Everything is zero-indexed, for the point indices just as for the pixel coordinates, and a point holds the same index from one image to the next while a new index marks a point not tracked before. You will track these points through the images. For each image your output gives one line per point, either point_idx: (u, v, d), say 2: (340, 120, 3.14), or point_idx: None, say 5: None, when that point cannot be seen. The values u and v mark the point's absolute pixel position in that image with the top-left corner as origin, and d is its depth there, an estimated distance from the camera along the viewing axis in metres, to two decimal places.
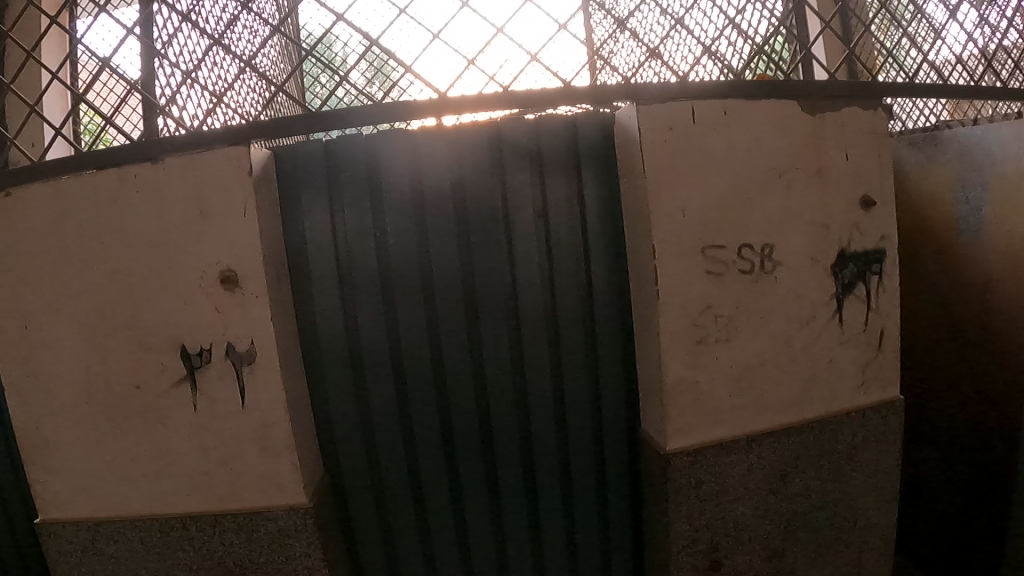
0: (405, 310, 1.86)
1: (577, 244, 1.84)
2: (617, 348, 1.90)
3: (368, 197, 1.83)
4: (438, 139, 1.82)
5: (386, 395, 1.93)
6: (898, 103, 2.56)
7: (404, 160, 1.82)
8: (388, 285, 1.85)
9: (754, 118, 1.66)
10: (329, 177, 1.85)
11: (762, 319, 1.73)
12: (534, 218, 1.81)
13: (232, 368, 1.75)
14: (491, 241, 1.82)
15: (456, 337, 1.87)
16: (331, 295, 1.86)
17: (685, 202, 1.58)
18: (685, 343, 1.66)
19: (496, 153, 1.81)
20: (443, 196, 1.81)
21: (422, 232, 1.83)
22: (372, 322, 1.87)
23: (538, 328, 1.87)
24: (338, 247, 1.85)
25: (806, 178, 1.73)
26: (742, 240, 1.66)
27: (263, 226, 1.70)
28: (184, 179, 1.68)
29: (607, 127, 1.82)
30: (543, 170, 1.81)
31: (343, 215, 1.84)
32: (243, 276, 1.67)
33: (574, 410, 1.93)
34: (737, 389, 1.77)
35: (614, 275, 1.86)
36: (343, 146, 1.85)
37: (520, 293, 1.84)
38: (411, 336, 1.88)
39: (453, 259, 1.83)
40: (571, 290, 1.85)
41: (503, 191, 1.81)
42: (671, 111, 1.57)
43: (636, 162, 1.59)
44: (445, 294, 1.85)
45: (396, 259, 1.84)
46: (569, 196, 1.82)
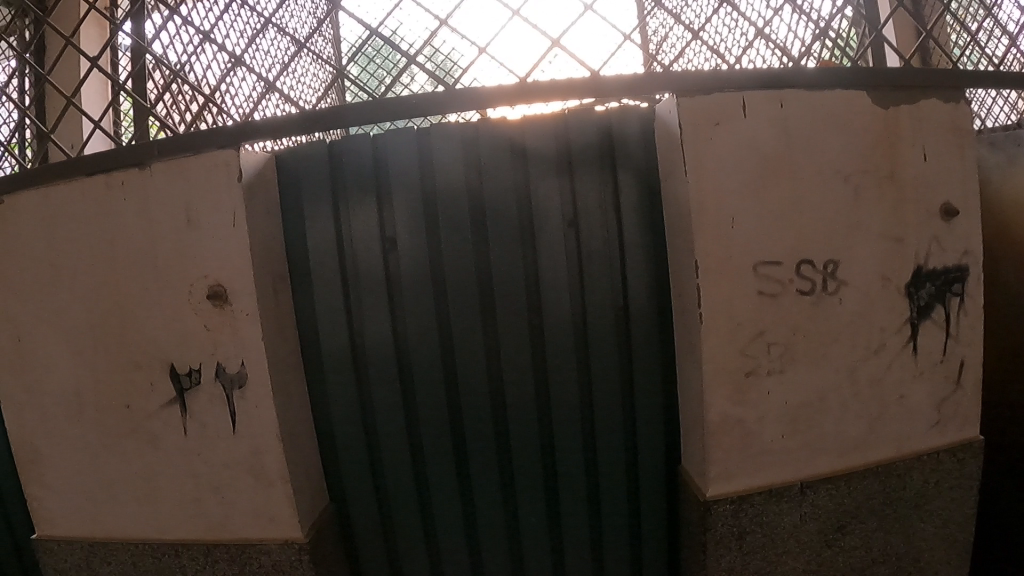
0: (416, 327, 1.67)
1: (609, 255, 1.62)
2: (655, 373, 1.67)
3: (377, 201, 1.65)
4: (454, 137, 1.63)
5: (393, 420, 1.74)
6: (972, 97, 2.25)
7: (417, 161, 1.63)
8: (398, 300, 1.67)
9: (818, 111, 1.41)
10: (334, 180, 1.67)
11: (823, 348, 1.49)
12: (561, 227, 1.60)
13: (222, 391, 1.59)
14: (512, 251, 1.62)
15: (473, 358, 1.68)
16: (333, 310, 1.69)
17: (735, 210, 1.34)
18: (732, 375, 1.42)
19: (520, 152, 1.61)
20: (459, 200, 1.62)
21: (436, 241, 1.64)
22: (380, 340, 1.69)
23: (565, 350, 1.65)
24: (342, 258, 1.67)
25: (878, 184, 1.47)
26: (801, 255, 1.41)
27: (256, 236, 1.54)
28: (175, 184, 1.54)
29: (647, 125, 1.60)
30: (573, 174, 1.60)
31: (348, 222, 1.66)
32: (233, 292, 1.52)
33: (606, 441, 1.71)
34: (791, 429, 1.52)
35: (650, 292, 1.63)
36: (348, 146, 1.67)
37: (545, 311, 1.64)
38: (423, 357, 1.69)
39: (470, 271, 1.63)
40: (601, 308, 1.63)
41: (528, 195, 1.61)
42: (720, 103, 1.34)
43: (677, 166, 1.36)
44: (460, 311, 1.65)
45: (406, 271, 1.65)
46: (602, 201, 1.61)
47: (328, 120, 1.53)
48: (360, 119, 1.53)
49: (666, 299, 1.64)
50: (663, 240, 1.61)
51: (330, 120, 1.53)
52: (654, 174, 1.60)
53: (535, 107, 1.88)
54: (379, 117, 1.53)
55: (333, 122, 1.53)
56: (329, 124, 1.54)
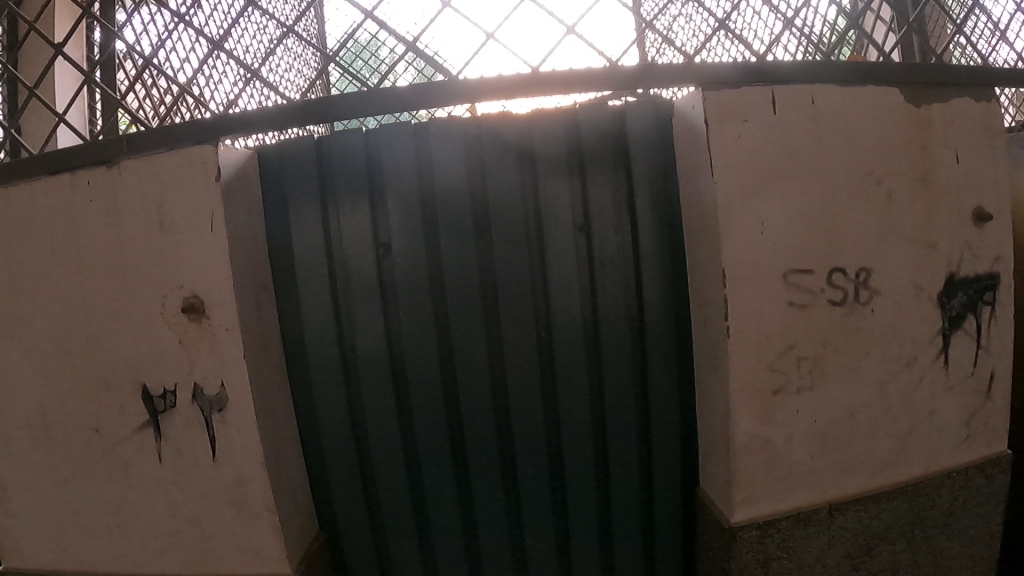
0: (414, 344, 1.51)
1: (624, 261, 1.48)
2: (672, 391, 1.53)
3: (370, 204, 1.47)
4: (456, 136, 1.47)
5: (387, 445, 1.58)
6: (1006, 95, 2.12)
7: (414, 160, 1.47)
8: (393, 313, 1.50)
9: (848, 109, 1.32)
10: (322, 180, 1.49)
11: (854, 363, 1.39)
12: (570, 232, 1.46)
13: (200, 414, 1.44)
14: (519, 260, 1.47)
15: (477, 376, 1.52)
16: (323, 324, 1.51)
17: (765, 214, 1.23)
18: (760, 393, 1.31)
19: (526, 151, 1.47)
20: (461, 203, 1.46)
21: (435, 249, 1.48)
22: (374, 357, 1.52)
23: (577, 366, 1.51)
24: (331, 267, 1.49)
25: (910, 187, 1.38)
26: (833, 263, 1.31)
27: (236, 241, 1.35)
28: (147, 186, 1.39)
29: (662, 120, 1.48)
30: (585, 174, 1.47)
31: (337, 227, 1.49)
32: (210, 305, 1.34)
33: (620, 464, 1.57)
34: (820, 449, 1.42)
35: (669, 302, 1.49)
36: (337, 142, 1.49)
37: (555, 325, 1.49)
38: (421, 376, 1.52)
39: (473, 281, 1.47)
40: (615, 320, 1.50)
41: (535, 198, 1.47)
42: (748, 97, 1.23)
43: (701, 166, 1.24)
44: (462, 325, 1.49)
45: (403, 282, 1.48)
46: (615, 204, 1.47)
47: (314, 114, 1.35)
48: (351, 112, 1.35)
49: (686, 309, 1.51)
50: (681, 244, 1.48)
51: (318, 113, 1.35)
52: (672, 174, 1.48)
53: (542, 100, 1.75)
54: (372, 110, 1.34)
55: (320, 115, 1.35)
56: (315, 118, 1.36)
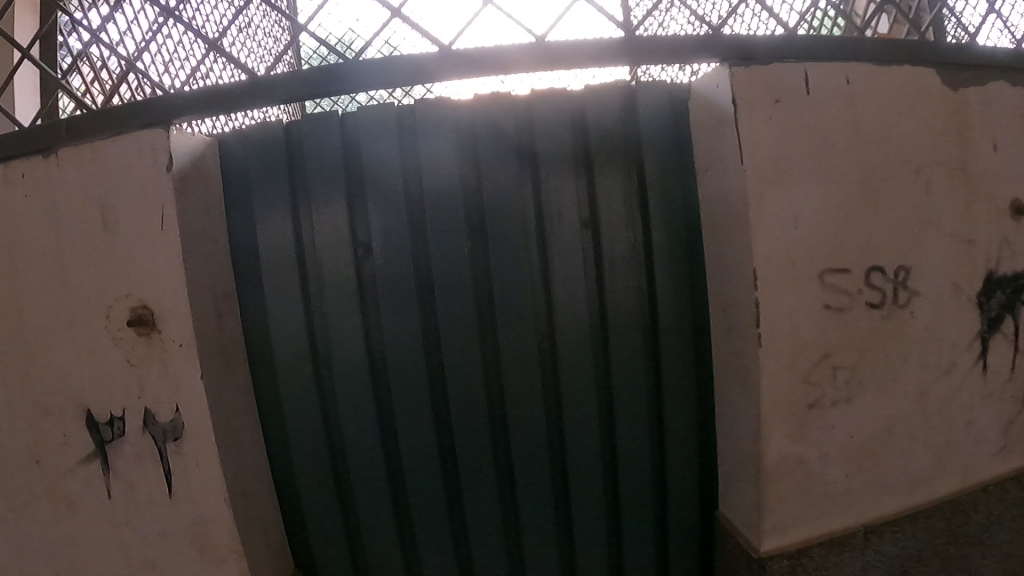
0: (397, 363, 1.25)
1: (635, 263, 1.21)
2: (689, 412, 1.30)
3: (347, 198, 1.22)
4: (442, 115, 1.21)
5: (371, 477, 1.35)
6: None
7: (397, 143, 1.22)
8: (375, 327, 1.26)
9: (883, 92, 1.19)
10: (293, 170, 1.26)
11: (891, 371, 1.25)
12: (573, 230, 1.19)
13: (153, 445, 1.24)
14: (516, 264, 1.21)
15: (473, 398, 1.28)
16: (293, 341, 1.27)
17: (798, 207, 1.08)
18: (792, 408, 1.16)
19: (524, 135, 1.22)
20: (450, 196, 1.20)
21: (422, 250, 1.23)
22: (353, 379, 1.28)
23: (585, 386, 1.26)
24: (303, 273, 1.25)
25: (948, 177, 1.26)
26: (871, 261, 1.17)
27: (193, 243, 1.16)
28: (88, 179, 1.19)
29: (678, 104, 1.23)
30: (590, 158, 1.21)
31: (308, 226, 1.24)
32: (161, 317, 1.15)
33: (633, 496, 1.35)
34: (855, 468, 1.28)
35: (685, 309, 1.24)
36: (307, 126, 1.25)
37: (557, 337, 1.24)
38: (408, 399, 1.28)
39: (465, 288, 1.21)
40: (626, 333, 1.24)
41: (536, 190, 1.20)
42: (777, 74, 1.09)
43: (726, 150, 1.09)
44: (452, 340, 1.24)
45: (384, 291, 1.22)
46: (626, 193, 1.20)
47: (280, 91, 1.15)
48: (322, 89, 1.15)
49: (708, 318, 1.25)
50: (701, 241, 1.22)
51: (288, 90, 1.15)
52: (689, 156, 1.22)
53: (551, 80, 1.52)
54: (340, 89, 1.15)
55: (287, 94, 1.15)
56: (280, 97, 1.16)
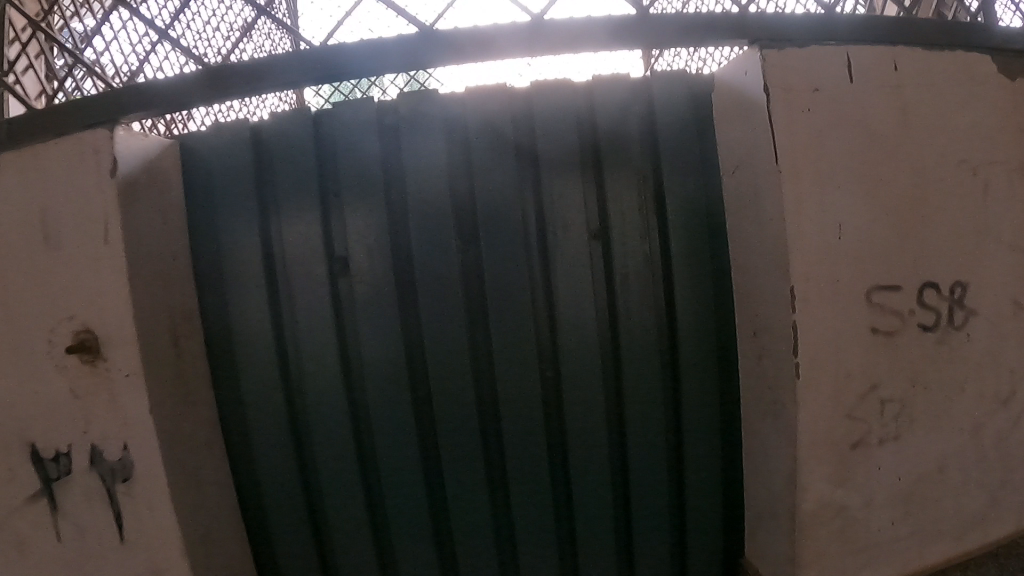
0: (378, 397, 1.06)
1: (652, 279, 1.04)
2: (714, 451, 1.12)
3: (319, 203, 1.04)
4: (428, 110, 1.03)
5: (351, 533, 1.14)
6: None
7: (377, 139, 1.04)
8: (353, 356, 1.06)
9: (935, 81, 1.04)
10: (260, 173, 1.08)
11: (944, 403, 1.09)
12: (581, 239, 1.01)
13: (102, 485, 1.09)
14: (514, 286, 1.01)
15: (467, 441, 1.07)
16: (261, 369, 1.09)
17: (842, 214, 0.92)
18: (833, 448, 0.99)
19: (522, 132, 1.04)
20: (437, 203, 1.01)
21: (407, 265, 1.02)
22: (329, 417, 1.08)
23: (597, 424, 1.07)
24: (272, 291, 1.07)
25: (1008, 180, 1.10)
26: (924, 277, 1.01)
27: (143, 258, 1.02)
28: (27, 185, 1.05)
29: (699, 98, 1.07)
30: (600, 157, 1.03)
31: (278, 237, 1.06)
32: (105, 343, 1.00)
33: (651, 555, 1.15)
34: (904, 513, 1.11)
35: (709, 332, 1.06)
36: (276, 123, 1.08)
37: (563, 368, 1.04)
38: (391, 441, 1.08)
39: (457, 311, 1.01)
40: (643, 361, 1.05)
41: (538, 196, 1.02)
42: (816, 59, 0.94)
43: (757, 147, 0.93)
44: (441, 372, 1.03)
45: (362, 313, 1.02)
46: (641, 197, 1.03)
47: (242, 82, 1.01)
48: (292, 81, 1.00)
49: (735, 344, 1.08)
50: (727, 253, 1.06)
51: (250, 80, 1.00)
52: (713, 157, 1.06)
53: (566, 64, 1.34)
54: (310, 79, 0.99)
55: (250, 85, 1.01)
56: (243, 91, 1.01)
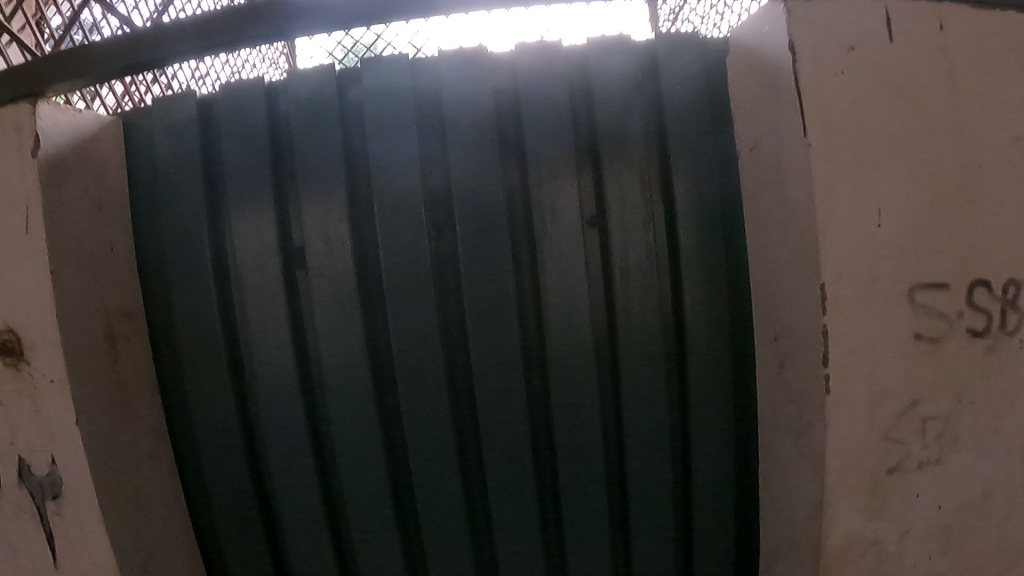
0: (340, 407, 0.92)
1: (656, 274, 0.90)
2: (726, 472, 0.98)
3: (273, 186, 0.91)
4: (398, 78, 0.90)
5: (313, 561, 1.01)
6: None
7: (337, 113, 0.91)
8: (313, 360, 0.93)
9: (996, 42, 0.87)
10: (209, 153, 0.96)
11: (1000, 423, 0.92)
12: (573, 228, 0.87)
13: (30, 503, 0.96)
14: (495, 280, 0.87)
15: (442, 459, 0.94)
16: (210, 375, 0.96)
17: (882, 198, 0.78)
18: (866, 474, 0.85)
19: (507, 104, 0.90)
20: (406, 185, 0.87)
21: (372, 256, 0.89)
22: (286, 429, 0.96)
23: (591, 441, 0.93)
24: (222, 286, 0.94)
25: None
26: (977, 275, 0.86)
27: (72, 247, 0.89)
28: None
29: (711, 67, 0.93)
30: (595, 132, 0.89)
31: (228, 223, 0.93)
32: (29, 345, 0.87)
33: None
34: (951, 553, 0.95)
35: (722, 335, 0.92)
36: (227, 95, 0.95)
37: (552, 377, 0.91)
38: (356, 458, 0.95)
39: (430, 311, 0.88)
40: (646, 368, 0.91)
41: (524, 178, 0.88)
42: (851, 15, 0.79)
43: (782, 118, 0.79)
44: (411, 380, 0.90)
45: (321, 311, 0.89)
46: (644, 178, 0.89)
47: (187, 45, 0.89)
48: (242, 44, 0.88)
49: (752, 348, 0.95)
50: (743, 243, 0.92)
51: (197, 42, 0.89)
52: (727, 134, 0.92)
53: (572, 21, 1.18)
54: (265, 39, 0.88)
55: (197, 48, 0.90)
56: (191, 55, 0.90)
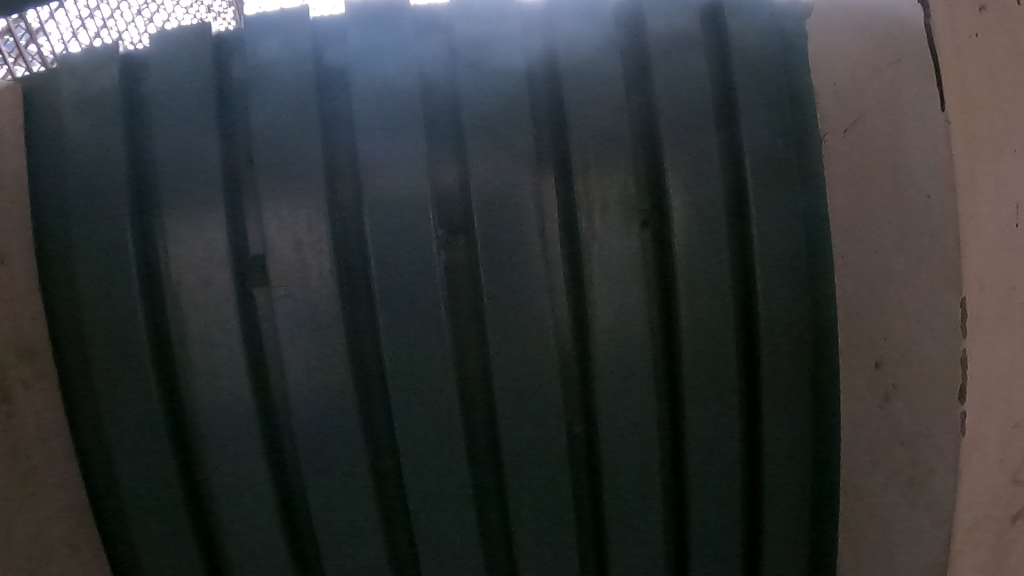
0: (320, 465, 0.70)
1: (729, 290, 0.69)
2: (804, 534, 0.77)
3: (222, 173, 0.68)
4: (395, 36, 0.70)
5: None
6: None
7: (312, 80, 0.69)
8: (280, 406, 0.70)
9: None
10: (133, 129, 0.72)
11: None
12: (629, 229, 0.67)
13: None
14: (524, 293, 0.66)
15: (456, 530, 0.72)
16: (136, 426, 0.72)
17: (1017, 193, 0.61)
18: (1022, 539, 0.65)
19: (535, 69, 0.70)
20: (404, 172, 0.66)
21: (360, 268, 0.67)
22: (245, 495, 0.72)
23: (647, 503, 0.72)
24: (152, 308, 0.69)
25: None
26: None
27: None
28: None
29: (784, 29, 0.75)
30: (648, 106, 0.70)
31: (160, 221, 0.69)
32: None
33: None
34: None
35: (802, 360, 0.73)
36: (163, 54, 0.72)
37: (599, 420, 0.70)
38: (340, 531, 0.72)
39: (439, 338, 0.66)
40: (716, 411, 0.71)
41: (559, 163, 0.68)
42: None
43: (903, 98, 0.64)
44: (417, 429, 0.68)
45: (293, 343, 0.67)
46: (715, 165, 0.69)
47: None
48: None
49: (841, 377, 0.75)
50: (828, 245, 0.73)
51: None
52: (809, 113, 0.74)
53: None
54: None
55: None
56: None
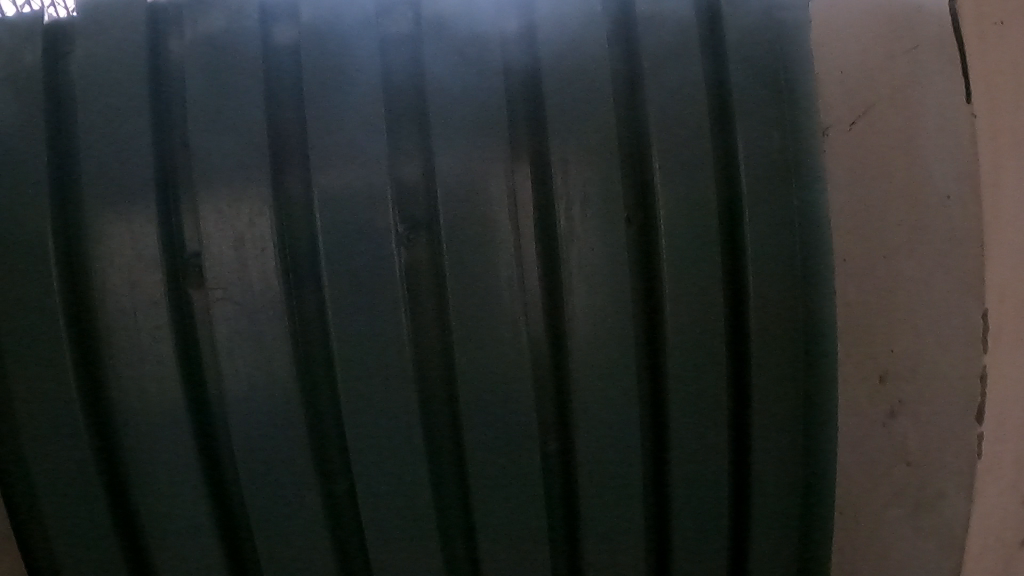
0: (264, 488, 0.63)
1: (719, 300, 0.62)
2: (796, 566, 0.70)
3: (157, 161, 0.60)
4: (352, 12, 0.62)
5: None
6: None
7: (258, 60, 0.61)
8: (221, 423, 0.63)
9: None
10: (58, 112, 0.63)
11: None
12: (610, 230, 0.60)
13: None
14: (493, 300, 0.59)
15: (419, 561, 0.65)
16: (55, 447, 0.63)
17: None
18: None
19: (508, 52, 0.63)
20: (359, 161, 0.59)
21: (310, 269, 0.59)
22: (181, 520, 0.64)
23: (626, 532, 0.65)
24: (73, 314, 0.61)
25: None
26: None
27: None
28: None
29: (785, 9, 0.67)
30: (633, 95, 0.63)
31: (84, 216, 0.61)
32: None
33: None
34: None
35: (795, 376, 0.65)
36: (92, 28, 0.64)
37: (575, 440, 0.63)
38: (290, 560, 0.65)
39: (397, 349, 0.59)
40: (704, 433, 0.64)
41: (534, 157, 0.61)
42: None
43: (922, 91, 0.61)
44: (373, 450, 0.61)
45: (233, 354, 0.60)
46: (706, 160, 0.62)
47: None
48: None
49: (838, 389, 0.68)
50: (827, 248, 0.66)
51: None
52: None
53: None
54: None
55: None
56: None
